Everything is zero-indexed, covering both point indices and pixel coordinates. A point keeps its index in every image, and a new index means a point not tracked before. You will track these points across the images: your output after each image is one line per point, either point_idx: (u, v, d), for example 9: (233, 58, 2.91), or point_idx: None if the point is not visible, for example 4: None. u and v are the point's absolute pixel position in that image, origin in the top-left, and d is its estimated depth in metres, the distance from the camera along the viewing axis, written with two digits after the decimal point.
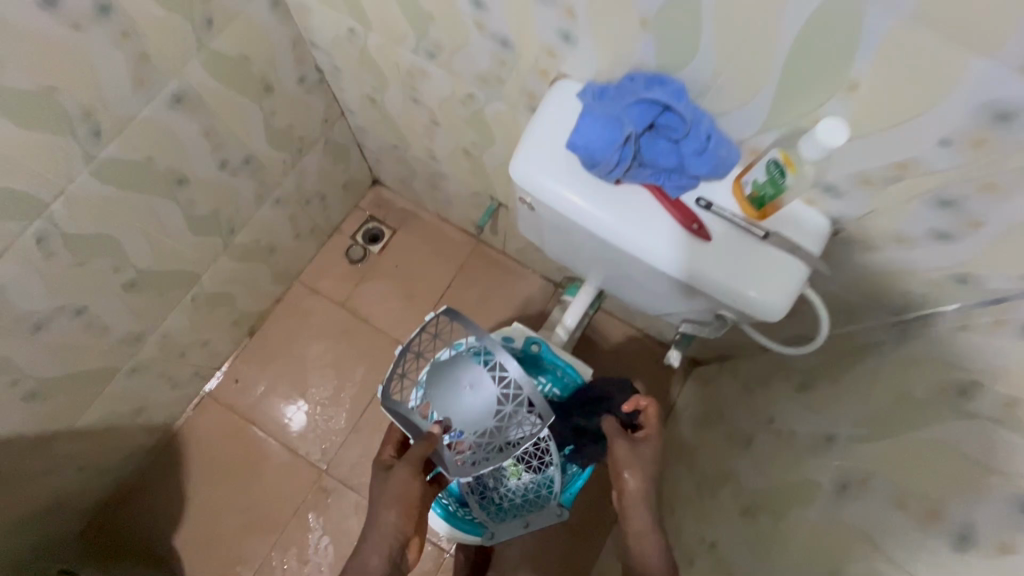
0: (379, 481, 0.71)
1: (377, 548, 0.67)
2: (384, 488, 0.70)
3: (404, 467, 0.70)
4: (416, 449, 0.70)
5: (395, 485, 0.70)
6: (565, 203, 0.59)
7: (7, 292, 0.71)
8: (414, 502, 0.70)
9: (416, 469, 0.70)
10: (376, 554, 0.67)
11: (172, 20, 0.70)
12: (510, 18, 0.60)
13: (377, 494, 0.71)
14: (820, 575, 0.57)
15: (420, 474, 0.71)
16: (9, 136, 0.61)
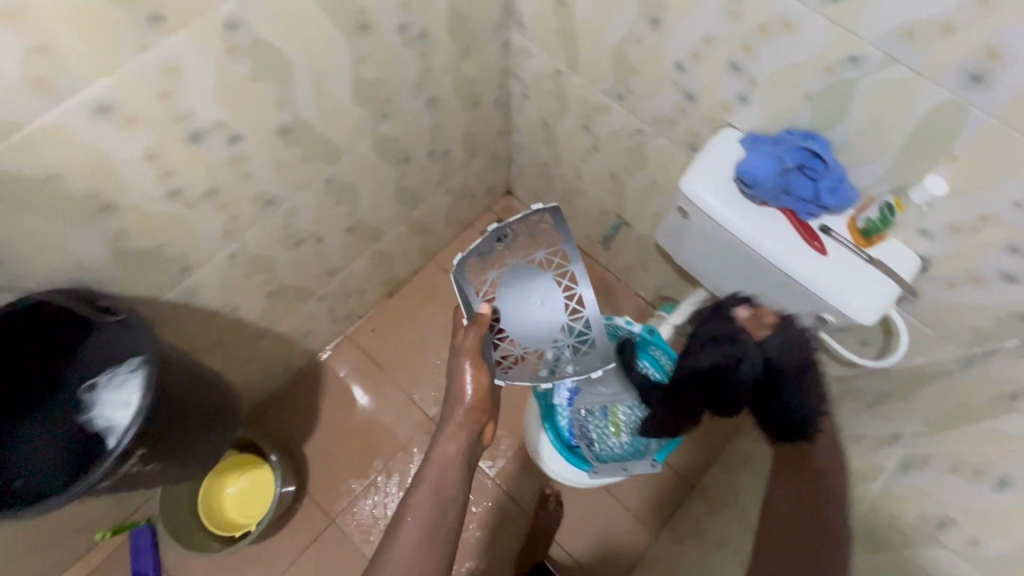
0: (451, 382, 0.84)
1: (452, 437, 0.81)
2: (453, 385, 0.84)
3: (468, 363, 0.83)
4: (474, 342, 0.84)
5: (462, 384, 0.83)
6: (720, 213, 0.83)
7: (297, 213, 1.00)
8: (481, 393, 0.83)
9: (479, 361, 0.83)
10: (452, 440, 0.81)
11: (451, 47, 1.00)
12: (703, 80, 0.85)
13: (451, 395, 0.84)
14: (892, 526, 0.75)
15: (484, 366, 0.84)
16: (350, 108, 0.91)
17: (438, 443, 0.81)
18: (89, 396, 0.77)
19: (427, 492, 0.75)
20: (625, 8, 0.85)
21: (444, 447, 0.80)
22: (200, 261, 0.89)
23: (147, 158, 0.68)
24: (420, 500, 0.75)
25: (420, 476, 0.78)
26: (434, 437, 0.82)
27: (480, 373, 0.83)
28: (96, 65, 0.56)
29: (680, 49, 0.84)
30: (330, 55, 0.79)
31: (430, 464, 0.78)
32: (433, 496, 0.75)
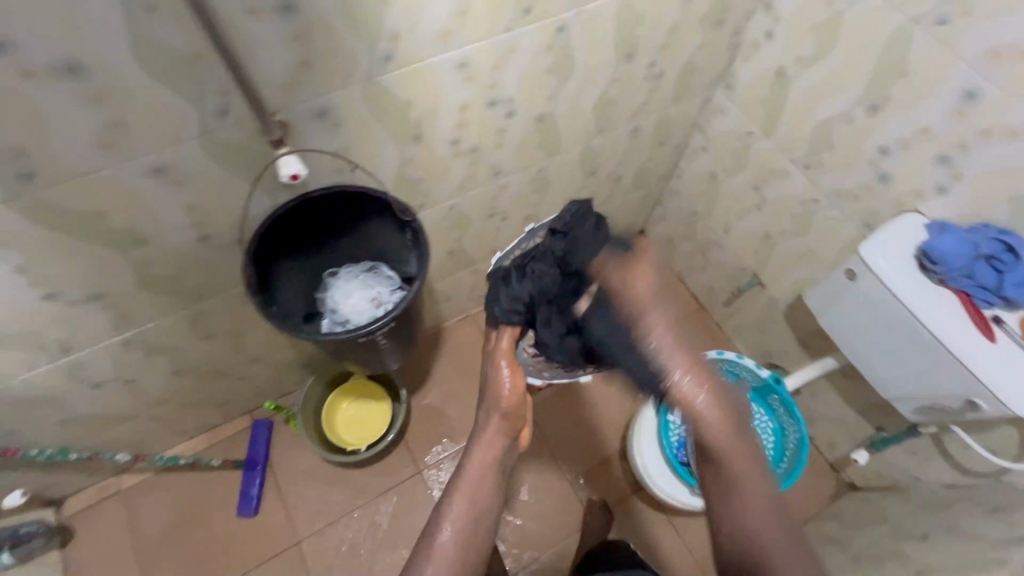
0: (489, 387, 0.86)
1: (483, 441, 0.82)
2: (489, 388, 0.86)
3: (506, 368, 0.86)
4: (507, 345, 0.88)
5: (500, 388, 0.85)
6: (894, 279, 0.93)
7: (504, 190, 1.16)
8: (516, 398, 0.85)
9: (515, 366, 0.86)
10: (485, 446, 0.82)
11: (672, 90, 1.16)
12: (905, 165, 0.96)
13: (487, 401, 0.85)
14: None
15: (517, 369, 0.86)
16: (586, 117, 1.09)
17: (471, 450, 0.82)
18: (329, 280, 0.95)
19: (466, 491, 0.78)
20: (846, 92, 0.99)
21: (478, 452, 0.81)
22: (432, 204, 1.05)
23: (458, 109, 0.86)
24: (461, 496, 0.77)
25: (461, 473, 0.80)
26: (469, 442, 0.84)
27: (517, 380, 0.85)
28: (478, 33, 0.75)
29: (890, 135, 0.96)
30: (598, 70, 0.97)
31: (468, 467, 0.80)
32: (471, 493, 0.78)
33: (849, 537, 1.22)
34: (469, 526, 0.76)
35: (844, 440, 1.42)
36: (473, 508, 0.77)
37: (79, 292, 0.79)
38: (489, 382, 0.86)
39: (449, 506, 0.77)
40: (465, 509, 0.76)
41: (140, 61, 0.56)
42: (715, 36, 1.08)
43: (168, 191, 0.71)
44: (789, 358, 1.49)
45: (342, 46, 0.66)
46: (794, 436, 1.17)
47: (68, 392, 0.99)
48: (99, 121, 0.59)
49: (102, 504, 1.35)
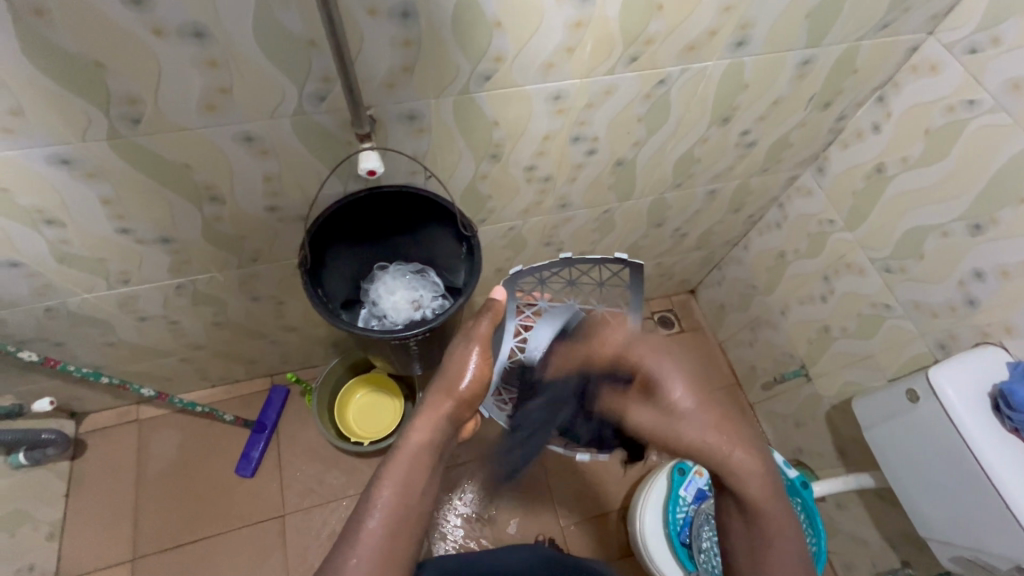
0: (448, 366, 0.79)
1: (427, 416, 0.74)
2: (449, 367, 0.78)
3: (475, 351, 0.79)
4: (485, 330, 0.81)
5: (461, 371, 0.78)
6: (960, 416, 0.86)
7: (568, 223, 1.15)
8: (475, 386, 0.78)
9: (485, 352, 0.80)
10: (430, 426, 0.73)
11: (758, 160, 1.12)
12: (999, 296, 0.89)
13: (442, 382, 0.77)
14: None
15: (486, 357, 0.80)
16: (665, 170, 1.06)
17: (411, 428, 0.73)
18: (377, 273, 0.96)
19: (407, 468, 0.68)
20: (949, 204, 0.93)
21: (420, 429, 0.72)
22: (493, 221, 1.05)
23: (541, 138, 0.86)
24: (401, 470, 0.68)
25: (403, 447, 0.70)
26: (407, 420, 0.74)
27: (481, 365, 0.79)
28: (580, 71, 0.75)
29: (988, 260, 0.89)
30: (690, 128, 0.95)
31: (407, 445, 0.70)
32: (408, 471, 0.68)
33: None
34: (406, 504, 0.66)
35: (863, 564, 1.31)
36: (407, 490, 0.67)
37: (150, 233, 0.83)
38: (448, 361, 0.79)
39: (378, 487, 0.66)
40: (402, 485, 0.67)
41: (259, 39, 0.59)
42: (818, 117, 1.04)
43: (253, 160, 0.74)
44: (820, 461, 1.39)
45: (446, 60, 0.67)
46: (808, 549, 1.09)
47: (116, 319, 1.04)
48: (208, 84, 0.62)
49: (119, 428, 1.41)
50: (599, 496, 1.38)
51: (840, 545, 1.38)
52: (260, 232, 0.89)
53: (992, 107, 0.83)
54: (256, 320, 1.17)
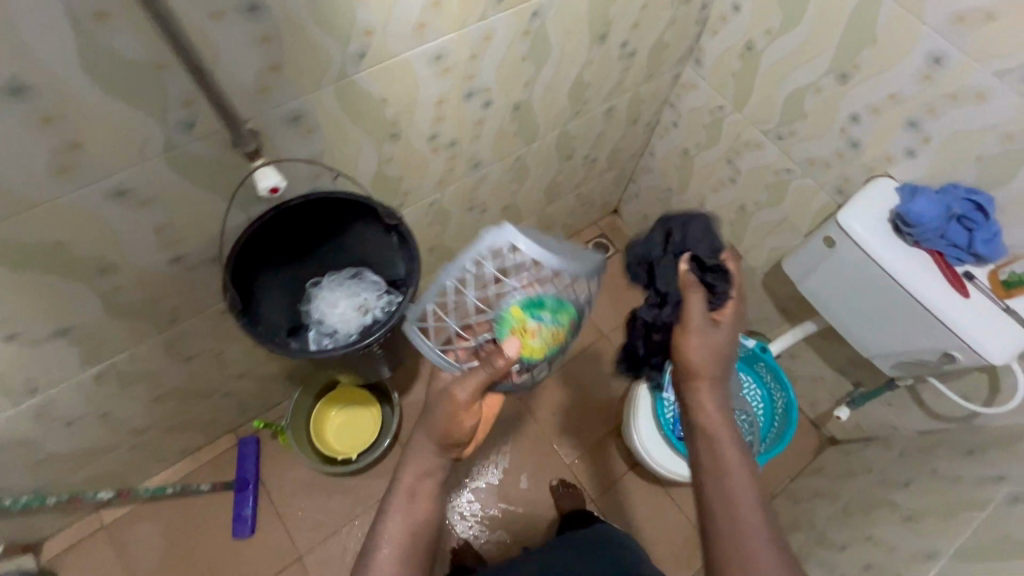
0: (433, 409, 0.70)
1: (423, 467, 0.72)
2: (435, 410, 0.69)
3: (464, 398, 0.67)
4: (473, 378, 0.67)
5: (452, 412, 0.69)
6: (870, 244, 0.96)
7: (487, 180, 1.15)
8: (466, 423, 0.70)
9: (478, 391, 0.68)
10: (421, 459, 0.72)
11: (645, 68, 1.16)
12: (875, 132, 0.98)
13: (429, 422, 0.70)
14: (997, 529, 0.83)
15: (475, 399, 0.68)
16: (562, 102, 1.07)
17: (407, 464, 0.72)
18: (312, 291, 0.92)
19: (410, 495, 0.71)
20: (817, 61, 1.00)
21: (423, 460, 0.72)
22: (413, 202, 1.02)
23: (435, 103, 0.83)
24: (412, 514, 0.70)
25: (406, 477, 0.72)
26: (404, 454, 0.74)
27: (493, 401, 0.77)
28: (452, 23, 0.72)
29: (860, 101, 0.97)
30: (573, 53, 0.95)
31: (406, 475, 0.72)
32: (409, 525, 0.69)
33: (834, 488, 1.33)
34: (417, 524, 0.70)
35: (826, 397, 1.49)
36: (416, 519, 0.70)
37: (44, 330, 0.73)
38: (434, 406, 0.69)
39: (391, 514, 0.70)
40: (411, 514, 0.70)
41: (90, 77, 0.51)
42: (684, 12, 1.08)
43: (133, 216, 0.66)
44: (767, 324, 1.54)
45: (310, 46, 0.62)
46: (782, 400, 1.21)
47: (38, 434, 0.92)
48: (50, 145, 0.54)
49: (86, 541, 1.29)
50: (591, 426, 1.44)
51: (803, 389, 1.55)
52: (173, 288, 0.81)
53: None
54: (204, 378, 1.09)
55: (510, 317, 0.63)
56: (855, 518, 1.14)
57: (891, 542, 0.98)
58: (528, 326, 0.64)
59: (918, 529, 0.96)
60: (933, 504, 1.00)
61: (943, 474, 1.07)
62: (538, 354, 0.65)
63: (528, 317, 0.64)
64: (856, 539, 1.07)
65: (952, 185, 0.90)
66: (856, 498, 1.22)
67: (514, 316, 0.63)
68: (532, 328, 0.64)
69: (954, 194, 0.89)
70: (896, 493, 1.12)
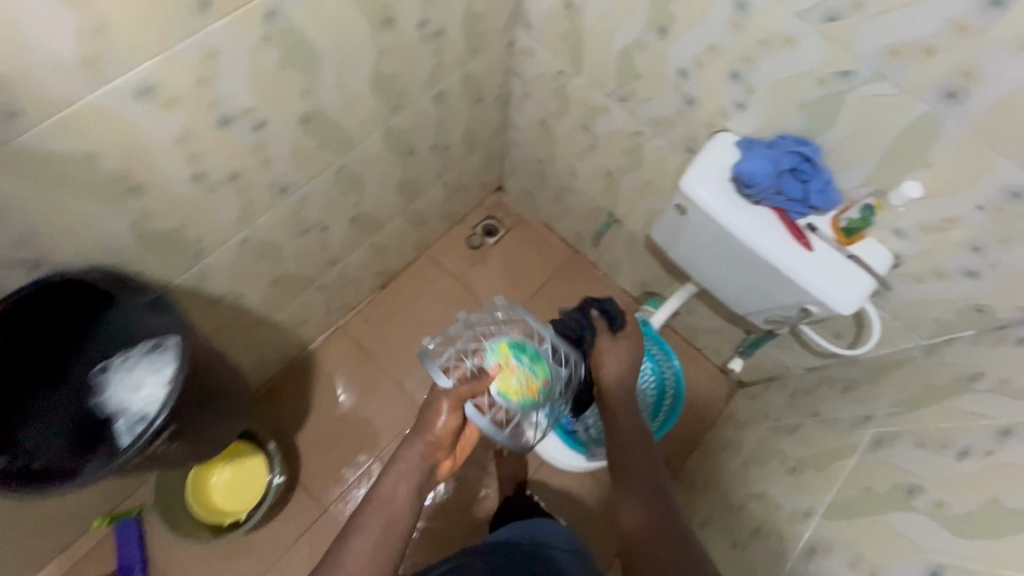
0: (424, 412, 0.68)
1: (412, 471, 0.69)
2: (426, 416, 0.68)
3: (443, 410, 0.66)
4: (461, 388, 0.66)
5: (432, 417, 0.67)
6: (714, 210, 0.90)
7: (310, 200, 1.01)
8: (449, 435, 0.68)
9: (454, 401, 0.66)
10: (397, 473, 0.69)
11: (462, 43, 1.02)
12: (704, 87, 0.90)
13: (416, 420, 0.69)
14: (861, 482, 0.83)
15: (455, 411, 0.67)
16: (366, 100, 0.92)
17: (386, 472, 0.69)
18: (102, 378, 0.78)
19: (379, 511, 0.68)
20: (633, 16, 0.90)
21: (400, 469, 0.69)
22: (212, 247, 0.88)
23: (175, 140, 0.68)
24: (378, 530, 0.67)
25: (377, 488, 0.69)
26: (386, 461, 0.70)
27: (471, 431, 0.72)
28: (138, 48, 0.57)
29: (683, 55, 0.89)
30: (352, 46, 0.81)
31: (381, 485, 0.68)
32: (384, 516, 0.67)
33: (738, 437, 1.35)
34: (375, 546, 0.66)
35: (723, 346, 1.49)
36: (378, 542, 0.67)
37: None
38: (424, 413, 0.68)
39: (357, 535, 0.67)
40: (375, 536, 0.67)
41: None
42: None
43: None
44: (661, 284, 1.51)
45: None
46: (670, 371, 1.17)
47: None
48: None
49: None
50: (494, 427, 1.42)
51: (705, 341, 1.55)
52: None
53: None
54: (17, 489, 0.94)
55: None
56: (752, 473, 1.15)
57: (779, 500, 0.98)
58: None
59: (800, 484, 0.96)
60: (814, 452, 1.01)
61: (824, 417, 1.07)
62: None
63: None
64: (750, 497, 1.07)
65: (781, 136, 0.84)
66: (755, 448, 1.22)
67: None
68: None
69: (784, 146, 0.83)
70: (786, 441, 1.13)
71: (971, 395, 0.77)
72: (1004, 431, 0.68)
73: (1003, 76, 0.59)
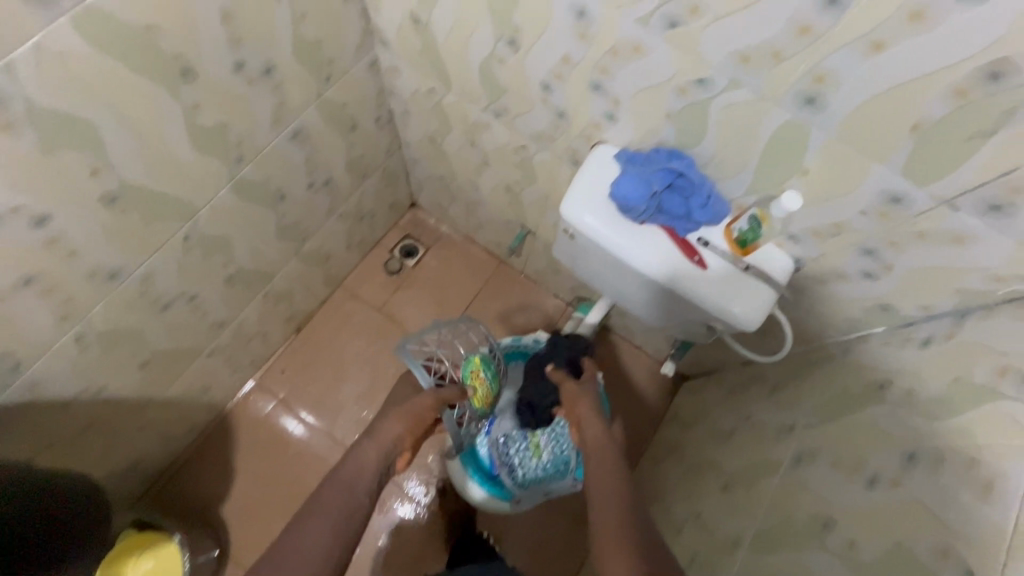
0: (400, 412, 0.84)
1: (381, 444, 0.82)
2: (408, 411, 0.84)
3: (405, 420, 0.83)
4: (428, 403, 0.86)
5: (412, 421, 0.84)
6: (599, 235, 0.81)
7: (157, 275, 0.89)
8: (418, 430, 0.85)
9: (417, 418, 0.84)
10: (371, 448, 0.81)
11: (305, 75, 0.90)
12: (571, 100, 0.81)
13: (401, 407, 0.85)
14: (780, 510, 0.77)
15: (436, 409, 0.87)
16: (190, 160, 0.80)
17: (359, 453, 0.80)
18: None
19: (326, 517, 0.72)
20: (481, 28, 0.80)
21: (369, 452, 0.81)
22: (31, 354, 0.77)
23: None
24: (322, 533, 0.70)
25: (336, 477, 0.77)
26: (355, 446, 0.82)
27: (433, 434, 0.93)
28: None
29: (542, 67, 0.79)
30: (144, 108, 0.68)
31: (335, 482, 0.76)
32: (343, 501, 0.74)
33: (680, 442, 1.29)
34: (324, 546, 0.69)
35: (657, 348, 1.43)
36: (333, 537, 0.70)
37: None
38: (398, 416, 0.83)
39: (303, 530, 0.70)
40: (325, 535, 0.70)
41: None
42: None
43: None
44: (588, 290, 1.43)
45: None
46: None
47: None
48: None
49: None
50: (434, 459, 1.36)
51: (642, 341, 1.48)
52: None
53: None
54: None
55: (472, 362, 0.93)
56: (689, 487, 1.09)
57: (711, 523, 0.93)
58: (480, 377, 0.92)
59: (731, 506, 0.90)
60: (742, 466, 0.95)
61: (752, 423, 1.02)
62: (477, 400, 0.93)
63: (482, 370, 0.93)
64: (686, 518, 1.01)
65: (653, 151, 0.77)
66: (693, 457, 1.17)
67: (474, 364, 0.93)
68: (481, 379, 0.92)
69: (656, 161, 0.76)
70: (718, 451, 1.07)
71: (881, 408, 0.71)
72: (910, 455, 0.62)
73: (857, 79, 0.52)
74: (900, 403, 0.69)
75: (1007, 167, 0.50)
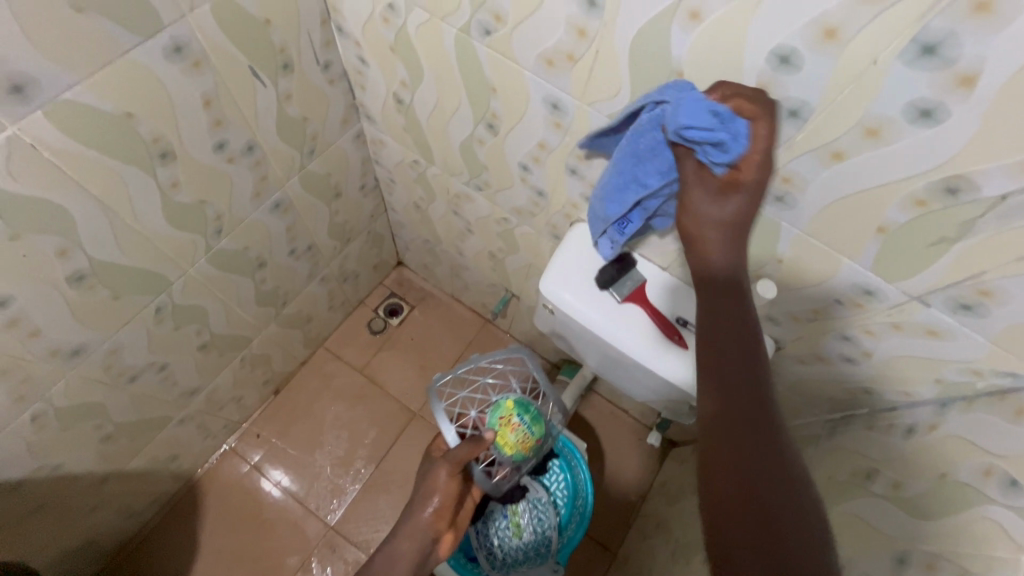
0: (423, 487, 0.81)
1: (414, 530, 0.80)
2: (428, 487, 0.81)
3: (431, 498, 0.80)
4: (441, 477, 0.79)
5: (435, 494, 0.80)
6: (579, 312, 0.80)
7: (126, 349, 0.87)
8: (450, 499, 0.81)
9: (440, 488, 0.80)
10: (406, 535, 0.80)
11: (287, 150, 0.91)
12: (549, 181, 0.82)
13: (424, 485, 0.81)
14: None
15: (456, 476, 0.80)
16: (165, 235, 0.79)
17: (395, 540, 0.80)
18: None
19: None
20: (461, 113, 0.82)
21: (402, 537, 0.79)
22: None
23: None
24: None
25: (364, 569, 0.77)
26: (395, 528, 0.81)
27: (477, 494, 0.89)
28: None
29: (520, 151, 0.80)
30: (120, 191, 0.69)
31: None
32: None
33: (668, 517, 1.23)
34: None
35: (642, 415, 1.38)
36: None
37: None
38: (424, 493, 0.80)
39: None
40: None
41: None
42: (297, 80, 0.84)
43: None
44: None
45: None
46: (580, 473, 1.08)
47: None
48: None
49: None
50: None
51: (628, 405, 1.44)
52: None
53: (407, 6, 0.70)
54: None
55: (503, 407, 0.82)
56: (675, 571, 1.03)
57: None
58: (512, 422, 0.81)
59: None
60: None
61: None
62: (508, 446, 0.81)
63: (515, 414, 0.82)
64: None
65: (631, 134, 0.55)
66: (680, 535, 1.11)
67: (505, 408, 0.82)
68: (514, 425, 0.81)
69: (647, 159, 0.55)
70: None
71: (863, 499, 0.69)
72: (898, 559, 0.59)
73: (820, 183, 0.53)
74: (882, 495, 0.67)
75: (971, 271, 0.51)
